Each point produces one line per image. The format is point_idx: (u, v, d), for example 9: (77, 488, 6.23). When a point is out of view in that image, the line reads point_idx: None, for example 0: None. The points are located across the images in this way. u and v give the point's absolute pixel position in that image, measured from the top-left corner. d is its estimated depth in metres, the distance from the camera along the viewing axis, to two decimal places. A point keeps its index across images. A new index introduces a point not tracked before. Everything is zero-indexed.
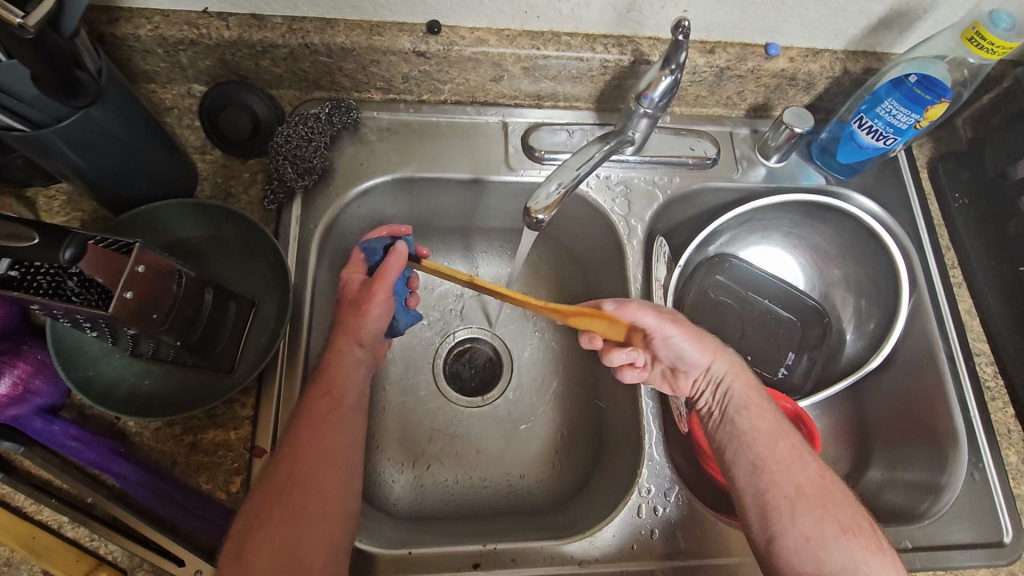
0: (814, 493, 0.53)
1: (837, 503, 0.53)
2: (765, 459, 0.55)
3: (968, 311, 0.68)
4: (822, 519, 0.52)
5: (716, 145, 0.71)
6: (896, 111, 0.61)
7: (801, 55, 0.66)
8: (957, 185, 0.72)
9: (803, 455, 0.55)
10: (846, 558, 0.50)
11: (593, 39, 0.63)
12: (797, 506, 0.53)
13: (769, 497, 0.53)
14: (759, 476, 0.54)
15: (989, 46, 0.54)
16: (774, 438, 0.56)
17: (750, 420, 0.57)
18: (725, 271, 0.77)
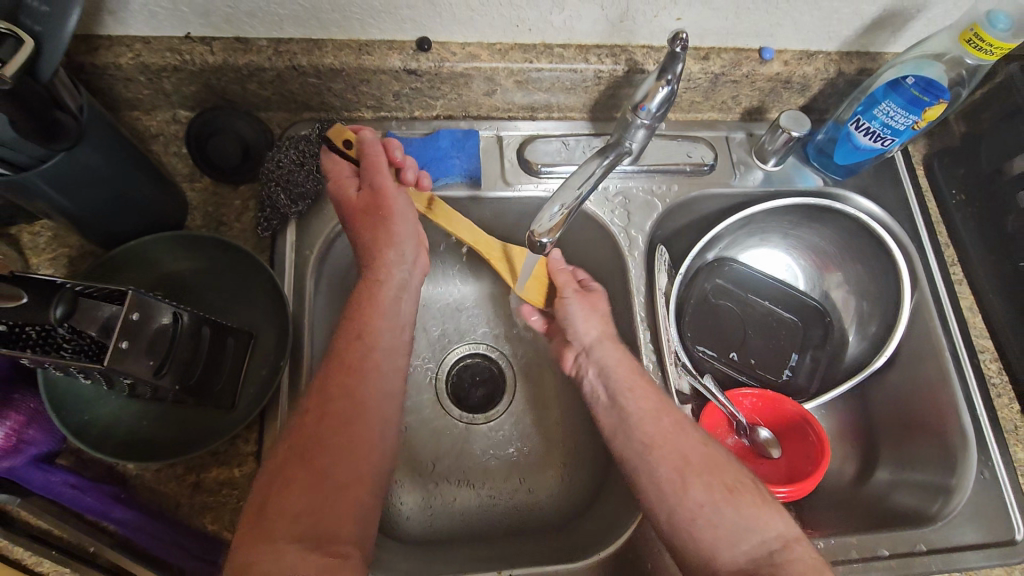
0: (708, 471, 0.53)
1: (726, 470, 0.54)
2: (650, 436, 0.56)
3: (970, 308, 0.68)
4: (709, 484, 0.53)
5: (713, 151, 0.70)
6: (893, 113, 0.60)
7: (796, 58, 0.65)
8: (954, 181, 0.72)
9: (686, 429, 0.56)
10: (735, 520, 0.51)
11: (586, 50, 0.62)
12: (685, 476, 0.53)
13: (660, 474, 0.54)
14: (648, 459, 0.55)
15: (987, 47, 0.53)
16: (658, 413, 0.57)
17: (638, 400, 0.58)
18: (725, 276, 0.76)
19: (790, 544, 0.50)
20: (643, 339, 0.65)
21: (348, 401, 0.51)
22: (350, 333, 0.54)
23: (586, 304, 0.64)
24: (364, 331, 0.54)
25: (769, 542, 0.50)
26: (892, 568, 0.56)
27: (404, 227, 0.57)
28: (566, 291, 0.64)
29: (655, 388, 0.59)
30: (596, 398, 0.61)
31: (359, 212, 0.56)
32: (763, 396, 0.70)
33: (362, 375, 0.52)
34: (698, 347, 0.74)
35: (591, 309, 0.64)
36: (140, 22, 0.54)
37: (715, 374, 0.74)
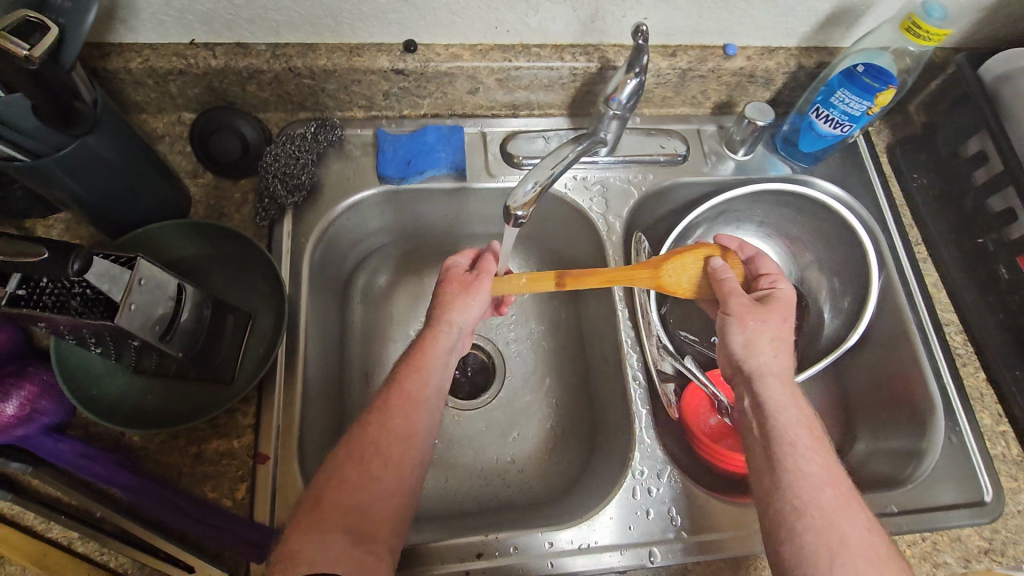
0: (868, 559, 0.47)
1: (890, 564, 0.47)
2: (805, 501, 0.49)
3: (934, 284, 0.71)
4: (867, 570, 0.46)
5: (685, 143, 0.74)
6: (849, 100, 0.64)
7: (757, 53, 0.70)
8: (914, 166, 0.76)
9: (853, 506, 0.49)
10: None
11: (561, 49, 0.67)
12: (840, 556, 0.46)
13: (809, 541, 0.47)
14: (801, 523, 0.48)
15: (925, 34, 0.57)
16: (825, 482, 0.50)
17: (798, 458, 0.51)
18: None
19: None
20: (622, 316, 0.70)
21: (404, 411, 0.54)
22: (411, 366, 0.56)
23: (756, 319, 0.58)
24: (423, 363, 0.57)
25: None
26: None
27: (454, 312, 0.61)
28: (732, 309, 0.59)
29: (826, 449, 0.53)
30: (748, 431, 0.55)
31: (446, 283, 0.63)
32: None
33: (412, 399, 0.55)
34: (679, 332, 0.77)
35: (767, 329, 0.58)
36: (148, 30, 0.59)
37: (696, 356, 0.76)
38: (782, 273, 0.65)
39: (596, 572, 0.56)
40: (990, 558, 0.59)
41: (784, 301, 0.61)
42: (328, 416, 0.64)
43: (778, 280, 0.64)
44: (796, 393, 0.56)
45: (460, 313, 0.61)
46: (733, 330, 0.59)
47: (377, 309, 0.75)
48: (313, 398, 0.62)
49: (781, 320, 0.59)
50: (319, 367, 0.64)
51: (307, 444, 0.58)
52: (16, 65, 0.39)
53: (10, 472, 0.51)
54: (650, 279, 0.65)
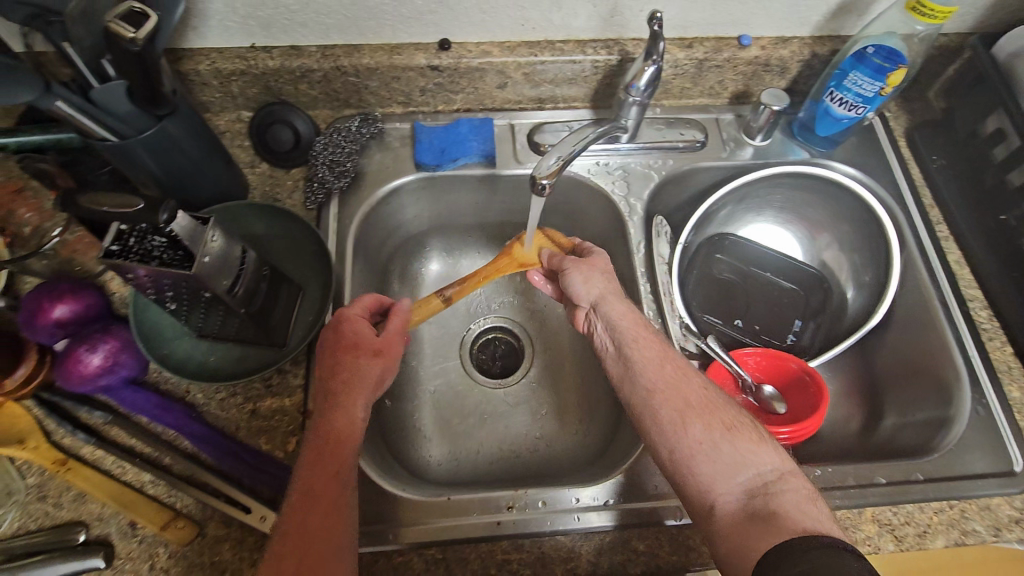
0: (706, 408, 0.54)
1: (727, 409, 0.54)
2: (653, 384, 0.56)
3: (957, 261, 0.72)
4: (708, 420, 0.53)
5: (704, 130, 0.78)
6: (861, 82, 0.67)
7: (772, 43, 0.74)
8: (933, 149, 0.77)
9: (688, 373, 0.57)
10: (733, 454, 0.51)
11: (583, 44, 0.72)
12: (685, 414, 0.54)
13: (661, 414, 0.54)
14: (653, 401, 0.55)
15: (930, 12, 0.60)
16: (660, 361, 0.58)
17: (641, 346, 0.59)
18: (725, 249, 0.82)
19: (784, 476, 0.50)
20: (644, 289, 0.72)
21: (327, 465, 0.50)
22: (329, 431, 0.52)
23: (585, 267, 0.64)
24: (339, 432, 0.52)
25: (764, 474, 0.50)
26: (888, 494, 0.59)
27: (364, 382, 0.55)
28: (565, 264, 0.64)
29: (657, 339, 0.60)
30: (603, 350, 0.61)
31: (344, 348, 0.56)
32: (766, 355, 0.74)
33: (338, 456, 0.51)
34: (703, 314, 0.79)
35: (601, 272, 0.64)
36: (216, 35, 0.66)
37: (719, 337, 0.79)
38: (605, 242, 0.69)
39: (625, 526, 0.57)
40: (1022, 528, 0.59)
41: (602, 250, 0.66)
42: None
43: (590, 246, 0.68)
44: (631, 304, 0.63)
45: (371, 385, 0.56)
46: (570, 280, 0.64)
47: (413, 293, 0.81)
48: None
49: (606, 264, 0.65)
50: None
51: None
52: (123, 47, 0.45)
53: (94, 421, 0.57)
54: (506, 257, 0.70)
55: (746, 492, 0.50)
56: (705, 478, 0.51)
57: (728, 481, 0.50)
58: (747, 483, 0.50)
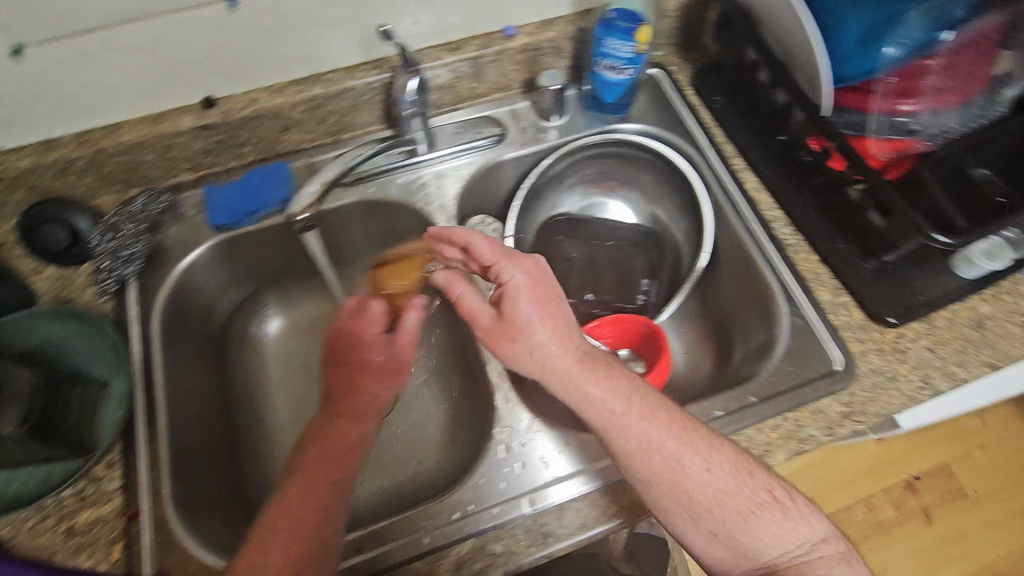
0: (715, 499, 0.53)
1: (742, 490, 0.53)
2: (648, 474, 0.53)
3: (757, 188, 0.76)
4: (720, 509, 0.53)
5: (498, 125, 0.80)
6: (616, 45, 0.69)
7: (537, 28, 0.76)
8: (715, 89, 0.81)
9: (687, 450, 0.53)
10: (756, 538, 0.53)
11: (353, 69, 0.71)
12: (691, 512, 0.53)
13: (664, 506, 0.53)
14: (654, 493, 0.54)
15: None
16: (643, 451, 0.53)
17: (622, 433, 0.54)
18: (564, 232, 0.84)
19: (817, 546, 0.53)
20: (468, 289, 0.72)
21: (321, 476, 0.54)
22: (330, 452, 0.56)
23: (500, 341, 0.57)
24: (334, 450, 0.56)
25: (795, 547, 0.53)
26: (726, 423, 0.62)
27: (375, 400, 0.60)
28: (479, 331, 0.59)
29: (637, 408, 0.54)
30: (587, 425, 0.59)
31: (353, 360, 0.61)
32: (618, 320, 0.76)
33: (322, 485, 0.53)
34: None
35: (523, 339, 0.56)
36: None
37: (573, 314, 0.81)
38: (503, 257, 0.59)
39: (483, 530, 0.58)
40: (853, 421, 0.62)
41: (512, 287, 0.57)
42: (214, 461, 0.66)
43: (504, 270, 0.58)
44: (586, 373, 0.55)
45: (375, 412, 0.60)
46: (500, 352, 0.57)
47: (256, 354, 0.78)
48: (189, 449, 0.63)
49: (521, 315, 0.56)
50: (191, 420, 0.65)
51: (185, 491, 0.60)
52: None
53: None
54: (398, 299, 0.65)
55: (771, 566, 0.53)
56: (728, 560, 0.54)
57: (754, 559, 0.53)
58: (773, 559, 0.53)
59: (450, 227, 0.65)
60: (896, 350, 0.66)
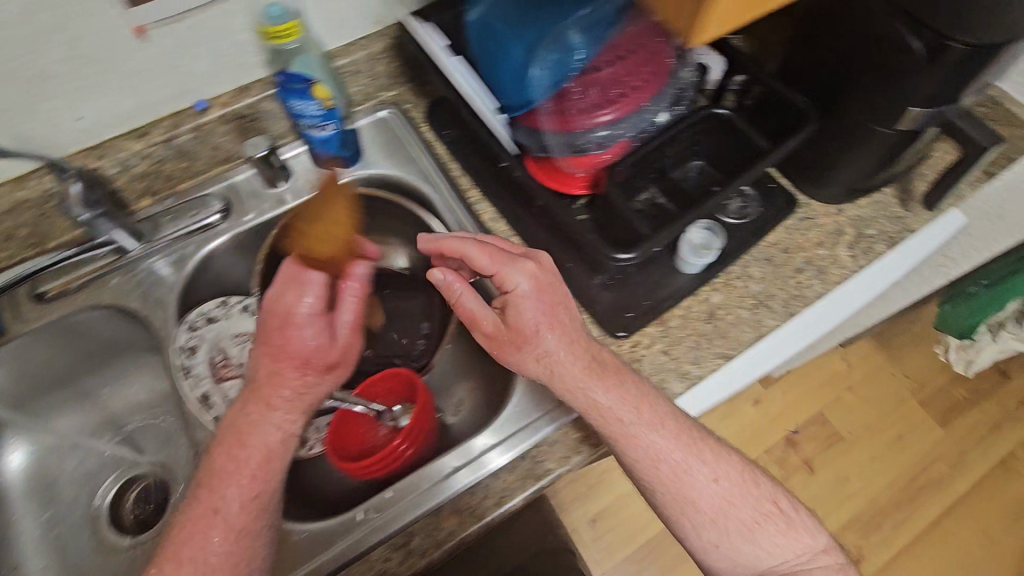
0: (733, 500, 0.59)
1: (744, 496, 0.59)
2: (664, 474, 0.58)
3: (491, 218, 0.75)
4: (734, 509, 0.59)
5: (220, 200, 0.75)
6: (301, 106, 0.67)
7: (231, 97, 0.71)
8: (444, 123, 0.79)
9: (702, 449, 0.59)
10: (766, 547, 0.59)
11: (22, 179, 0.65)
12: (689, 521, 0.59)
13: (697, 515, 0.58)
14: (664, 498, 0.59)
15: (283, 35, 0.58)
16: (671, 450, 0.58)
17: (632, 459, 0.57)
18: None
19: (817, 556, 0.60)
20: (192, 385, 0.67)
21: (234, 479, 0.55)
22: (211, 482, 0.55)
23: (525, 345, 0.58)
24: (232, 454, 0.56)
25: (801, 556, 0.60)
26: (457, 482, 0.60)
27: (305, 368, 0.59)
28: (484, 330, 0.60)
29: (660, 413, 0.58)
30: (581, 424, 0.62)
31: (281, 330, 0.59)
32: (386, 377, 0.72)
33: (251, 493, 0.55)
34: None
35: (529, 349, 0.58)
36: None
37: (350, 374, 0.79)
38: (505, 264, 0.59)
39: None
40: (588, 444, 0.61)
41: (523, 292, 0.58)
42: None
43: (512, 279, 0.58)
44: (608, 373, 0.58)
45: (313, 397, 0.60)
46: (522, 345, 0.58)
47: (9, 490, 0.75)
48: None
49: (540, 311, 0.58)
50: None
51: None
52: None
53: None
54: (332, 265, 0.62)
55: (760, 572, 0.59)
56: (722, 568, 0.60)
57: (753, 564, 0.59)
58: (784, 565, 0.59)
59: (440, 239, 0.64)
60: (632, 360, 0.65)
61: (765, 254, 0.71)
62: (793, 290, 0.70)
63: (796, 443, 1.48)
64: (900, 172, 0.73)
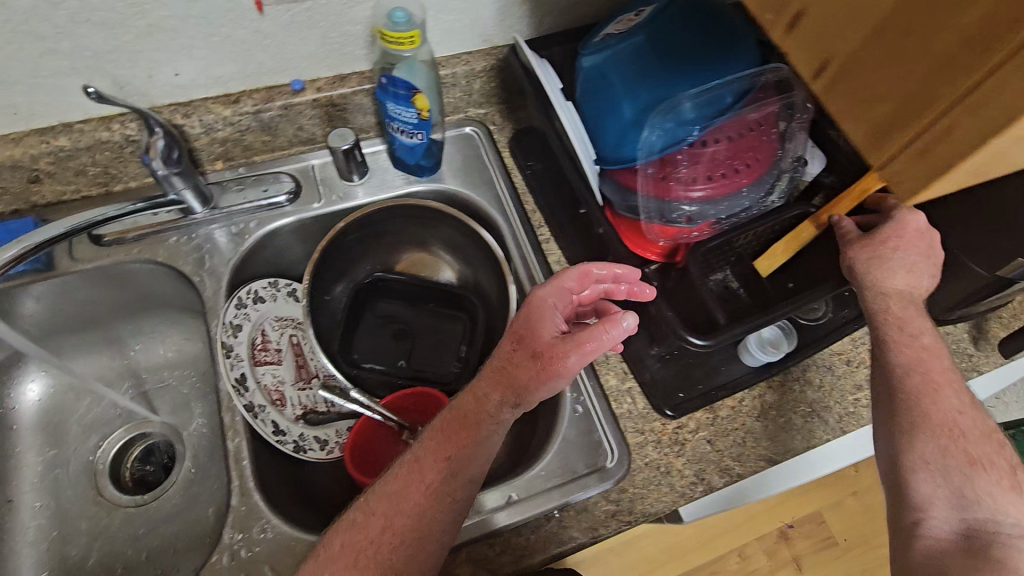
0: (963, 433, 0.57)
1: (977, 444, 0.57)
2: (894, 390, 0.58)
3: (558, 261, 0.73)
4: (950, 449, 0.57)
5: (292, 181, 0.74)
6: (397, 110, 0.66)
7: (329, 83, 0.71)
8: (528, 154, 0.79)
9: (942, 393, 0.58)
10: (983, 496, 0.56)
11: (108, 120, 0.64)
12: (918, 432, 0.57)
13: (934, 419, 0.57)
14: (893, 406, 0.58)
15: (400, 40, 0.58)
16: (912, 371, 0.58)
17: (943, 399, 0.58)
18: (380, 294, 0.81)
19: None
20: (228, 370, 0.65)
21: (404, 492, 0.52)
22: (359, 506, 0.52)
23: (912, 247, 0.56)
24: (369, 506, 0.52)
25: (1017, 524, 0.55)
26: (478, 529, 0.57)
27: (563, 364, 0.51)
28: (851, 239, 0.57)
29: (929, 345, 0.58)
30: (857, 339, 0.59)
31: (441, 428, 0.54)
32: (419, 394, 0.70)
33: (393, 519, 0.51)
34: (364, 364, 0.78)
35: (902, 243, 0.56)
36: None
37: (378, 384, 0.76)
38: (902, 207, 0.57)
39: None
40: (619, 520, 0.59)
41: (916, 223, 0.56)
42: None
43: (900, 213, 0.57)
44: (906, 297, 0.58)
45: (391, 498, 0.52)
46: (894, 260, 0.55)
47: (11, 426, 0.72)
48: None
49: (916, 244, 0.56)
50: None
51: None
52: None
53: None
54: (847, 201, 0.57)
55: (958, 521, 0.56)
56: (919, 495, 0.57)
57: (951, 511, 0.56)
58: (1001, 525, 0.55)
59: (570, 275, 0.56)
60: (676, 442, 0.63)
61: (826, 361, 0.69)
62: (850, 407, 0.67)
63: (790, 538, 1.29)
64: (979, 311, 0.71)
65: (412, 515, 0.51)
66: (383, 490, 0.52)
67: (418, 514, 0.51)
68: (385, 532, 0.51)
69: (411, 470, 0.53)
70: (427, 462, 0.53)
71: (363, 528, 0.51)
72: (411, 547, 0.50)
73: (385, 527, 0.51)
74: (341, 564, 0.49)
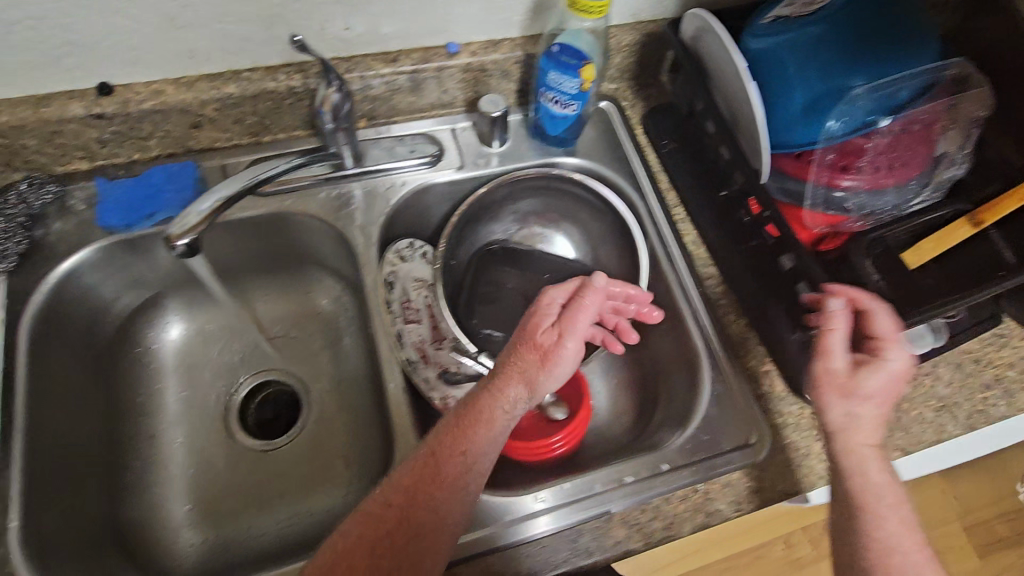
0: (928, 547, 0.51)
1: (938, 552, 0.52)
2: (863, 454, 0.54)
3: (693, 242, 0.74)
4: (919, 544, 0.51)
5: (435, 143, 0.75)
6: (560, 80, 0.66)
7: (482, 47, 0.71)
8: (664, 132, 0.78)
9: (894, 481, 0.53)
10: None
11: (274, 71, 0.65)
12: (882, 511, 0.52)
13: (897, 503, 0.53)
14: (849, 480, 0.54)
15: (587, 8, 0.58)
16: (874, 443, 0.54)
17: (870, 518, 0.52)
18: (498, 260, 0.80)
19: None
20: (385, 323, 0.68)
21: (420, 494, 0.50)
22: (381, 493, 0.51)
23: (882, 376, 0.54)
24: (393, 495, 0.51)
25: None
26: (630, 493, 0.60)
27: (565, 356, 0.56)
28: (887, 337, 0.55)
29: None
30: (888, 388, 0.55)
31: (458, 422, 0.53)
32: None
33: (407, 518, 0.50)
34: (483, 329, 0.76)
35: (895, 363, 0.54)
36: None
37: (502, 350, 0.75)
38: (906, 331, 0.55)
39: None
40: (759, 496, 0.61)
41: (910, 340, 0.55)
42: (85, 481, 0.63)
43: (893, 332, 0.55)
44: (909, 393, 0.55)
45: (409, 491, 0.51)
46: (869, 392, 0.54)
47: (152, 363, 0.74)
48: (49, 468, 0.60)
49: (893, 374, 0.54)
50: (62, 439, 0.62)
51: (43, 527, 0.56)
52: None
53: None
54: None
55: None
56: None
57: None
58: None
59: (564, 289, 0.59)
60: (813, 426, 0.64)
61: (956, 359, 0.70)
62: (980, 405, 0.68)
63: None
64: None
65: (429, 508, 0.50)
66: (402, 486, 0.51)
67: (419, 517, 0.50)
68: (396, 530, 0.49)
69: (428, 468, 0.51)
70: (445, 458, 0.52)
71: (388, 521, 0.50)
72: (414, 549, 0.49)
73: (404, 519, 0.50)
74: (342, 564, 0.48)
